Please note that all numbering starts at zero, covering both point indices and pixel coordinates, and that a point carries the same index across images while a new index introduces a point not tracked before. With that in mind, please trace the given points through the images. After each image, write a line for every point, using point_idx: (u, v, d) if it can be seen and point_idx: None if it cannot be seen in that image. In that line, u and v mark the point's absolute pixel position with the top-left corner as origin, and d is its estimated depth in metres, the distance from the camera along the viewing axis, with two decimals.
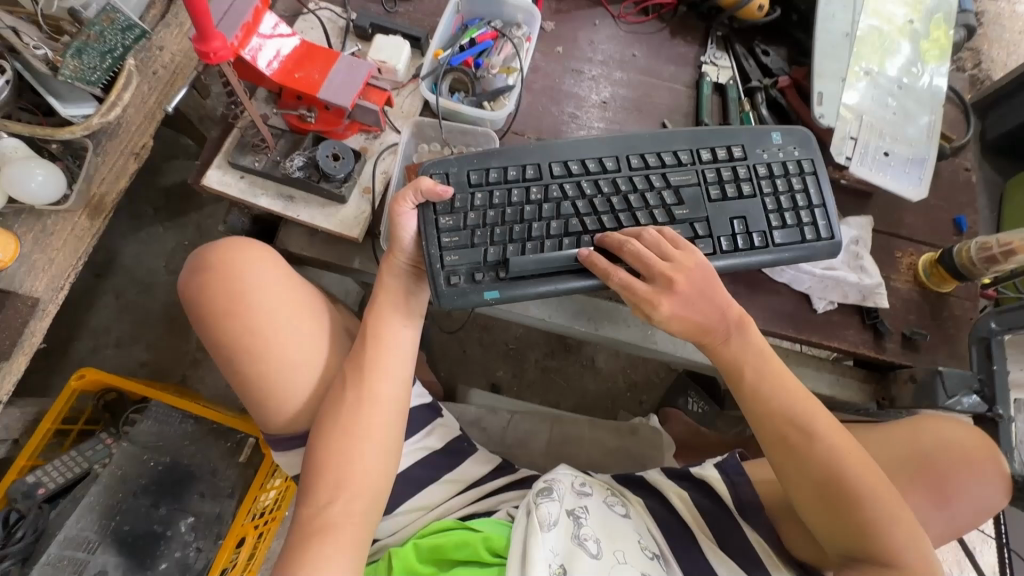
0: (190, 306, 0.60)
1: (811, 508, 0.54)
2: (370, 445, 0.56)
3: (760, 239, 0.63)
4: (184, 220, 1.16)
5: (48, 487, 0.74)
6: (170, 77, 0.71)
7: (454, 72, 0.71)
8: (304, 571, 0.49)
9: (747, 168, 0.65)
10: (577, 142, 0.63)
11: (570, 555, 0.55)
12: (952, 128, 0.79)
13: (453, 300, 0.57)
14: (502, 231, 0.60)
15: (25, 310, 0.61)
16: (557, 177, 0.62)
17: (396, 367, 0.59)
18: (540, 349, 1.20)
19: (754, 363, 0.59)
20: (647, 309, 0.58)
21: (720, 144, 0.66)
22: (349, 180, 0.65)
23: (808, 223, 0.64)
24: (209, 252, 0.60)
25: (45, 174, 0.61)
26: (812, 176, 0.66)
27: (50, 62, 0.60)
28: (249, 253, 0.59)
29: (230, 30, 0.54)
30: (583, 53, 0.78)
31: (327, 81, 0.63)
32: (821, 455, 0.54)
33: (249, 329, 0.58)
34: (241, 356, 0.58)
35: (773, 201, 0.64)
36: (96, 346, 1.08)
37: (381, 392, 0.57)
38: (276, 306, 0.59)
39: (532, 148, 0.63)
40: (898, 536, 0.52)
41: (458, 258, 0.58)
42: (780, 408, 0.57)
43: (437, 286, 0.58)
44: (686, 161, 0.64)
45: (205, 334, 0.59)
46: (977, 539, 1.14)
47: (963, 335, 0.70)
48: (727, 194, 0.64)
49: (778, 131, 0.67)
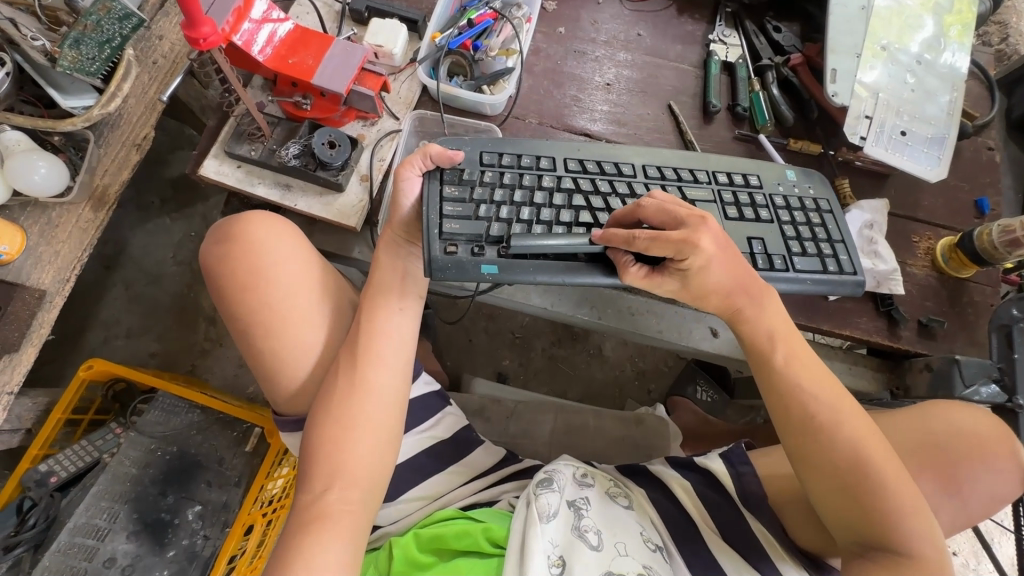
0: (209, 277, 0.60)
1: (823, 495, 0.53)
2: (367, 435, 0.56)
3: (780, 262, 0.61)
4: (191, 211, 1.17)
5: (60, 475, 0.75)
6: (169, 66, 0.70)
7: (452, 55, 0.69)
8: (301, 558, 0.49)
9: (764, 196, 0.64)
10: (595, 146, 0.63)
11: (570, 547, 0.54)
12: (975, 105, 0.76)
13: (446, 269, 0.55)
14: (509, 210, 0.58)
15: (33, 302, 0.61)
16: (571, 172, 0.61)
17: (395, 355, 0.59)
18: (547, 337, 1.19)
19: (776, 345, 0.56)
20: (689, 251, 0.51)
21: (737, 169, 0.65)
22: (346, 168, 0.64)
23: (829, 255, 0.62)
24: (230, 223, 0.60)
25: (47, 166, 0.61)
26: (830, 215, 0.65)
27: (48, 54, 0.60)
28: (269, 229, 0.59)
29: (221, 16, 0.53)
30: (586, 33, 0.75)
31: (320, 67, 0.62)
32: (839, 440, 0.52)
33: (265, 304, 0.57)
34: (255, 331, 0.58)
35: (792, 230, 0.63)
36: (108, 337, 1.09)
37: (379, 380, 0.57)
38: (292, 286, 0.58)
39: (552, 143, 0.62)
40: (910, 526, 0.50)
41: (458, 228, 0.56)
42: (801, 390, 0.55)
43: (431, 252, 0.55)
44: (702, 180, 0.63)
45: (223, 306, 0.59)
46: (995, 531, 1.11)
47: (982, 322, 0.67)
48: (744, 216, 0.62)
49: (792, 169, 0.67)
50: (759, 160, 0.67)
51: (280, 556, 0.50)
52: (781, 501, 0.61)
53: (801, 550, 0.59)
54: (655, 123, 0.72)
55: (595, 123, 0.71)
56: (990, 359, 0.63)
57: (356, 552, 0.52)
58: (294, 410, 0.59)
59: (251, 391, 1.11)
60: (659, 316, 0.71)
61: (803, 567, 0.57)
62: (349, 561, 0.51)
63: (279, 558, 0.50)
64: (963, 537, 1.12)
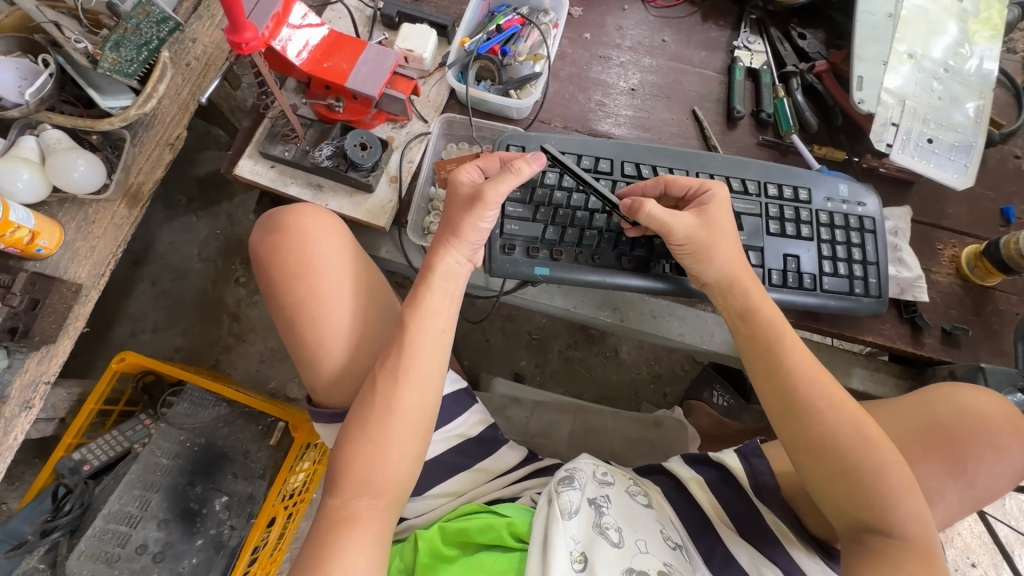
0: (259, 264, 0.62)
1: (818, 479, 0.53)
2: (399, 450, 0.53)
3: (809, 281, 0.63)
4: (216, 209, 1.20)
5: (93, 464, 0.77)
6: (203, 68, 0.72)
7: (481, 60, 0.71)
8: (329, 566, 0.48)
9: (810, 212, 0.66)
10: (649, 149, 0.66)
11: (591, 544, 0.55)
12: (1002, 112, 0.75)
13: (505, 268, 0.61)
14: (565, 214, 0.63)
15: (70, 295, 0.63)
16: (627, 177, 0.65)
17: (430, 376, 0.55)
18: (563, 339, 1.20)
19: (768, 327, 0.57)
20: (716, 186, 0.61)
21: (789, 181, 0.67)
22: (376, 170, 0.66)
23: (858, 277, 0.64)
24: (282, 215, 0.61)
25: (86, 163, 0.63)
26: (871, 234, 0.66)
27: (89, 55, 0.61)
28: (322, 220, 0.61)
29: (262, 20, 0.55)
30: (611, 39, 0.76)
31: (354, 71, 0.64)
32: (834, 423, 0.53)
33: (313, 296, 0.59)
34: (301, 321, 0.59)
35: (829, 248, 0.65)
36: (134, 330, 1.12)
37: (412, 402, 0.54)
38: (340, 277, 0.60)
39: (610, 144, 0.66)
40: (901, 509, 0.51)
41: (517, 229, 0.62)
42: (798, 371, 0.55)
43: (493, 252, 0.62)
44: (752, 191, 0.66)
45: (271, 293, 0.61)
46: (1016, 542, 1.10)
47: (1008, 331, 0.67)
48: (785, 232, 0.64)
49: (846, 181, 0.67)
50: (816, 173, 0.68)
51: (308, 560, 0.49)
52: (792, 491, 0.62)
53: (812, 535, 0.60)
54: (679, 128, 0.73)
55: (619, 127, 0.73)
56: (1016, 368, 0.63)
57: (381, 557, 0.51)
58: (329, 402, 0.60)
59: (272, 385, 1.14)
60: (681, 320, 0.71)
61: (813, 551, 0.58)
62: (373, 565, 0.50)
63: (308, 563, 0.49)
64: (983, 548, 1.10)
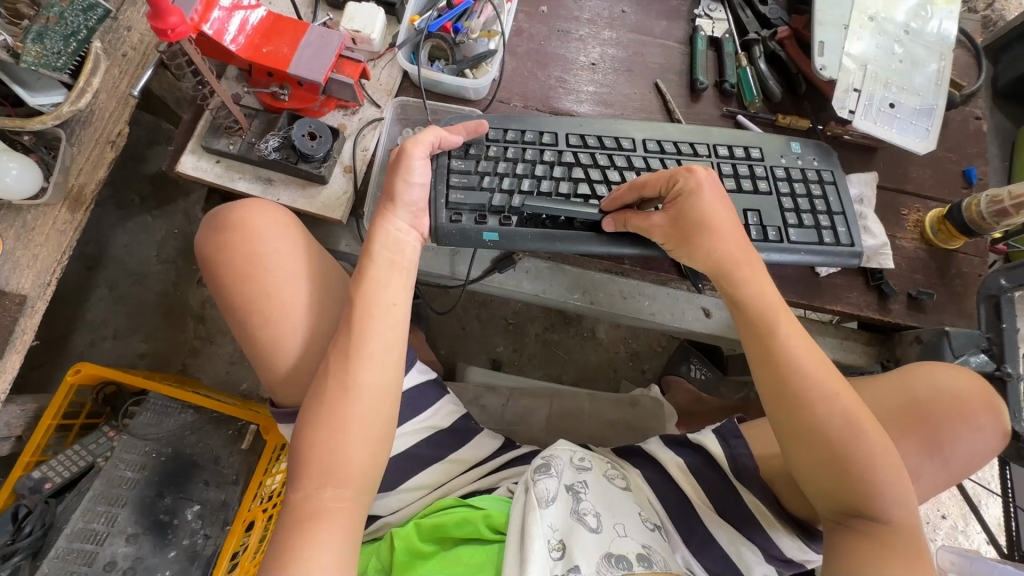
0: (206, 266, 0.59)
1: (809, 466, 0.53)
2: (358, 434, 0.52)
3: (775, 233, 0.62)
4: (173, 207, 1.15)
5: (55, 482, 0.74)
6: (140, 58, 0.67)
7: (433, 39, 0.67)
8: (295, 564, 0.47)
9: (765, 168, 0.65)
10: (597, 121, 0.65)
11: (569, 531, 0.54)
12: (962, 74, 0.75)
13: (450, 236, 0.60)
14: (511, 180, 0.61)
15: (13, 309, 0.60)
16: (572, 147, 0.63)
17: (385, 354, 0.54)
18: (540, 322, 1.19)
19: (768, 313, 0.56)
20: (685, 176, 0.58)
21: (738, 142, 0.66)
22: (328, 160, 0.63)
23: (826, 227, 0.63)
24: (226, 211, 0.58)
25: (19, 167, 0.58)
26: (832, 185, 0.65)
27: (10, 49, 0.56)
28: (267, 216, 0.58)
29: (189, 4, 0.51)
30: (569, 12, 0.73)
31: (296, 56, 0.60)
32: (828, 411, 0.52)
33: (264, 293, 0.57)
34: (253, 320, 0.57)
35: (791, 201, 0.64)
36: (95, 339, 1.08)
37: (369, 382, 0.52)
38: (292, 271, 0.58)
39: (555, 119, 0.65)
40: (891, 494, 0.51)
41: (463, 198, 0.60)
42: (796, 360, 0.54)
43: (438, 220, 0.60)
44: (702, 153, 0.65)
45: (222, 295, 0.58)
46: (982, 494, 1.14)
47: (971, 293, 0.67)
48: (742, 187, 0.63)
49: (797, 140, 0.67)
50: (762, 134, 0.67)
51: (272, 561, 0.48)
52: (770, 471, 0.61)
53: (794, 517, 0.59)
54: (641, 102, 0.71)
55: (581, 104, 0.70)
56: (979, 330, 0.63)
57: (350, 551, 0.49)
58: (289, 401, 0.58)
59: (245, 387, 1.11)
60: (651, 299, 0.70)
61: (793, 531, 0.58)
62: (342, 561, 0.48)
63: (273, 562, 0.48)
64: (951, 500, 1.15)
